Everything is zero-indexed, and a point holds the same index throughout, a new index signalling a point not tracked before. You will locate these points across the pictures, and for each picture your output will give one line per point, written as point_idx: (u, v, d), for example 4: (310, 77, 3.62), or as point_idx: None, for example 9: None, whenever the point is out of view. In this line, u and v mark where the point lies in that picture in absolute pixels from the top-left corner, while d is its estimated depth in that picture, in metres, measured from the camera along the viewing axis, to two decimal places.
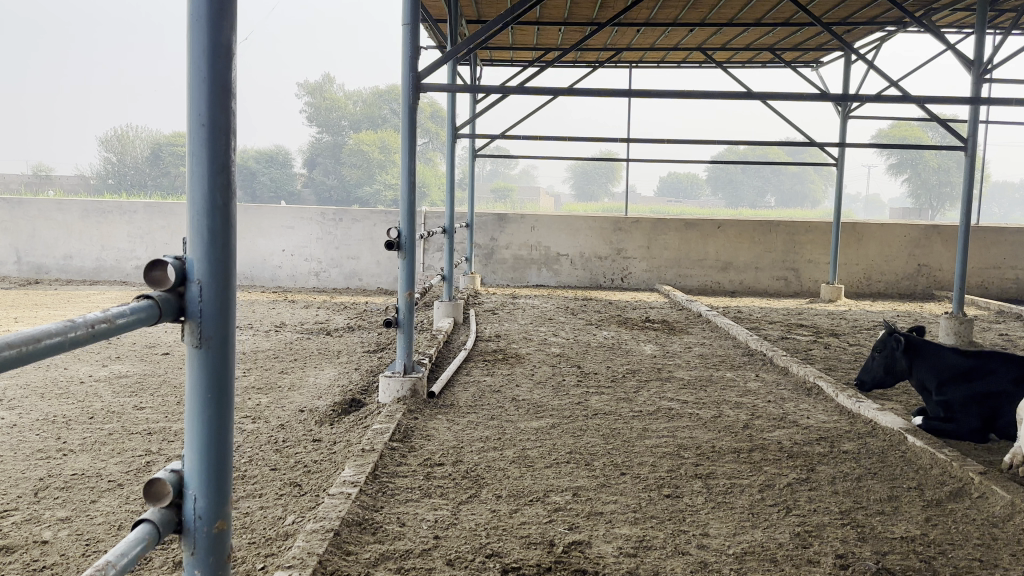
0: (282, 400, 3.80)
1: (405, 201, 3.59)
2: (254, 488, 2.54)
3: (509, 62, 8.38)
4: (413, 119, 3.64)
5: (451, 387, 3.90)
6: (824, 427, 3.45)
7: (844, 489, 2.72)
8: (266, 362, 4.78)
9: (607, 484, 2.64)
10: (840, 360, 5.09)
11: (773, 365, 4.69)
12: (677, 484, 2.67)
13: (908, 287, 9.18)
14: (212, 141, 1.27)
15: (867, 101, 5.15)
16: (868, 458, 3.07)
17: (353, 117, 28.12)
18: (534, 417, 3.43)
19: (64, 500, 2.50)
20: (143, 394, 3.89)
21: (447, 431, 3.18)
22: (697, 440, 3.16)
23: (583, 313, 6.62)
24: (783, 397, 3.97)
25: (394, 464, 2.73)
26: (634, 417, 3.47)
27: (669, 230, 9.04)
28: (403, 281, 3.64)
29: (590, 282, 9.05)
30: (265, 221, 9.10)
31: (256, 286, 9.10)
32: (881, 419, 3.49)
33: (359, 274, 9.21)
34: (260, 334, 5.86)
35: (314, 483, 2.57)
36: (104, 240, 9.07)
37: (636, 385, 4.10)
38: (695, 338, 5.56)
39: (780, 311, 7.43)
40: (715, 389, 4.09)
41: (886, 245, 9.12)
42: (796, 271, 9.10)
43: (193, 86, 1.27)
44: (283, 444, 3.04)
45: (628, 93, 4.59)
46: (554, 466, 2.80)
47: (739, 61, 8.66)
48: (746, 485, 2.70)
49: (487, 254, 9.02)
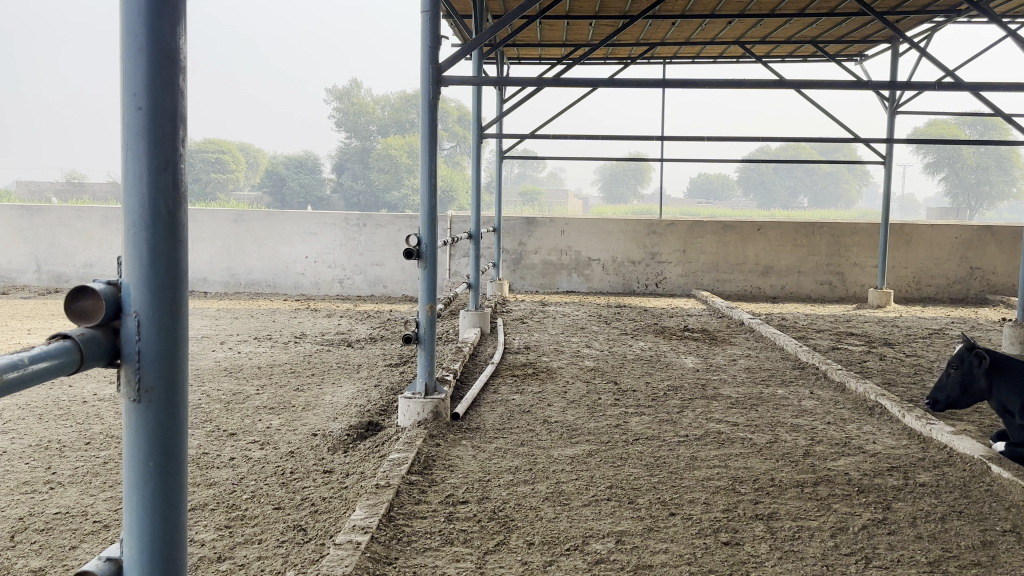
0: (294, 421, 3.51)
1: (426, 206, 3.27)
2: (253, 534, 2.25)
3: (537, 59, 8.06)
4: (434, 115, 3.31)
5: (478, 407, 3.59)
6: (895, 455, 3.07)
7: (930, 533, 2.34)
8: (282, 377, 4.50)
9: (655, 528, 2.30)
10: (898, 373, 4.69)
11: (827, 380, 4.31)
12: (736, 527, 2.33)
13: (961, 291, 8.69)
14: (152, 128, 0.97)
15: (927, 89, 4.74)
16: (950, 492, 2.68)
17: (381, 122, 27.96)
18: (570, 443, 3.10)
19: (40, 546, 2.23)
20: None
21: (472, 460, 2.86)
22: (754, 471, 2.82)
23: (618, 322, 6.26)
24: (843, 418, 3.59)
25: (412, 503, 2.42)
26: (680, 443, 3.13)
27: (706, 232, 8.65)
28: (424, 292, 3.32)
29: (623, 288, 8.70)
30: (287, 227, 8.86)
31: (279, 294, 8.89)
32: (958, 444, 3.10)
33: (384, 281, 8.94)
34: (278, 346, 5.60)
35: (320, 526, 2.26)
36: None
37: (679, 404, 3.75)
38: (740, 350, 5.19)
39: (826, 318, 7.02)
40: (766, 408, 3.72)
41: (935, 247, 8.65)
42: (841, 274, 8.67)
43: (126, 57, 0.97)
44: (291, 476, 2.75)
45: (670, 83, 4.23)
46: (594, 504, 2.47)
47: (779, 55, 8.25)
48: (815, 529, 2.35)
49: (515, 259, 8.70)
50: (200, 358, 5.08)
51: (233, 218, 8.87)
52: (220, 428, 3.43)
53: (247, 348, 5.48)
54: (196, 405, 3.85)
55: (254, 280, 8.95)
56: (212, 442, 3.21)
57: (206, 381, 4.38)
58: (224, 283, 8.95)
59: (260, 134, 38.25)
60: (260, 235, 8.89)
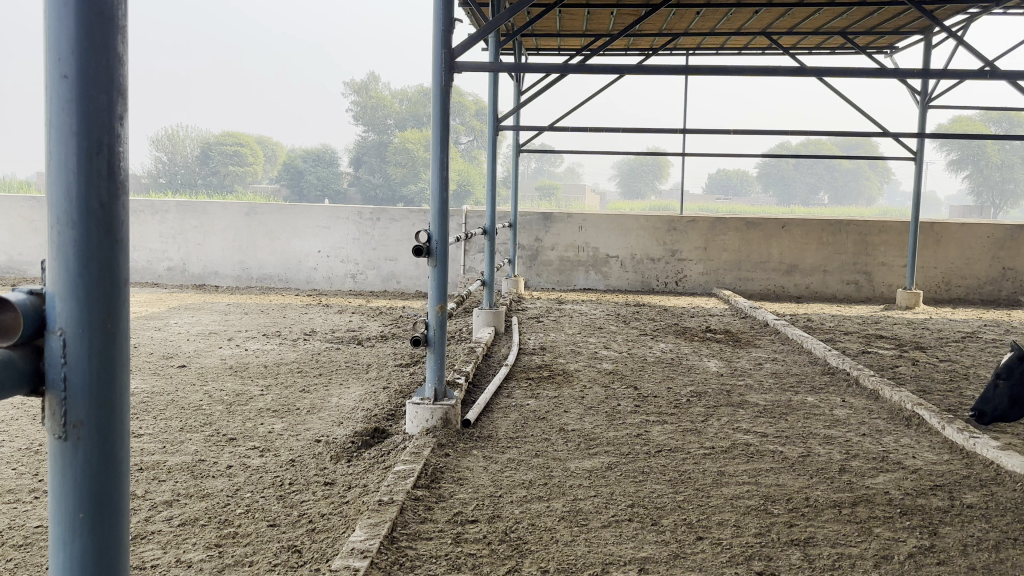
0: (297, 426, 3.34)
1: (436, 200, 3.08)
2: (244, 555, 2.07)
3: (556, 49, 7.84)
4: (445, 103, 3.10)
5: (490, 413, 3.40)
6: (938, 472, 2.85)
7: (983, 564, 2.12)
8: (289, 377, 4.34)
9: (681, 555, 2.11)
10: (932, 379, 4.45)
11: (859, 387, 4.09)
12: (771, 555, 2.13)
13: (992, 292, 8.40)
14: (82, 102, 0.83)
15: (967, 77, 4.48)
16: (1001, 515, 2.45)
17: (398, 115, 27.79)
18: (587, 455, 2.90)
19: (16, 564, 2.06)
20: (145, 418, 3.46)
21: (483, 472, 2.68)
22: (787, 489, 2.62)
23: (637, 322, 6.04)
24: (879, 429, 3.38)
25: (417, 523, 2.24)
26: (705, 456, 2.94)
27: (728, 229, 8.41)
28: (434, 291, 3.13)
29: (641, 286, 8.49)
30: (300, 221, 8.71)
31: (290, 288, 8.75)
32: (1006, 460, 2.87)
33: (397, 277, 8.77)
34: (286, 343, 5.44)
35: (316, 548, 2.09)
36: (137, 240, 8.82)
37: (703, 412, 3.55)
38: (765, 353, 4.98)
39: (853, 319, 6.78)
40: (796, 418, 3.51)
41: (967, 246, 8.36)
42: (868, 274, 8.41)
43: (51, 17, 0.83)
44: (289, 488, 2.57)
45: (697, 71, 4.00)
46: (614, 525, 2.29)
47: (806, 47, 8.00)
48: (856, 557, 2.14)
49: (531, 255, 8.50)
50: (206, 356, 4.93)
51: (245, 211, 8.73)
52: (220, 432, 3.26)
53: (254, 345, 5.33)
54: (197, 406, 3.69)
55: (266, 274, 8.82)
56: (210, 448, 3.04)
57: (209, 381, 4.23)
58: (236, 277, 8.82)
59: (277, 127, 38.18)
60: (273, 229, 8.75)
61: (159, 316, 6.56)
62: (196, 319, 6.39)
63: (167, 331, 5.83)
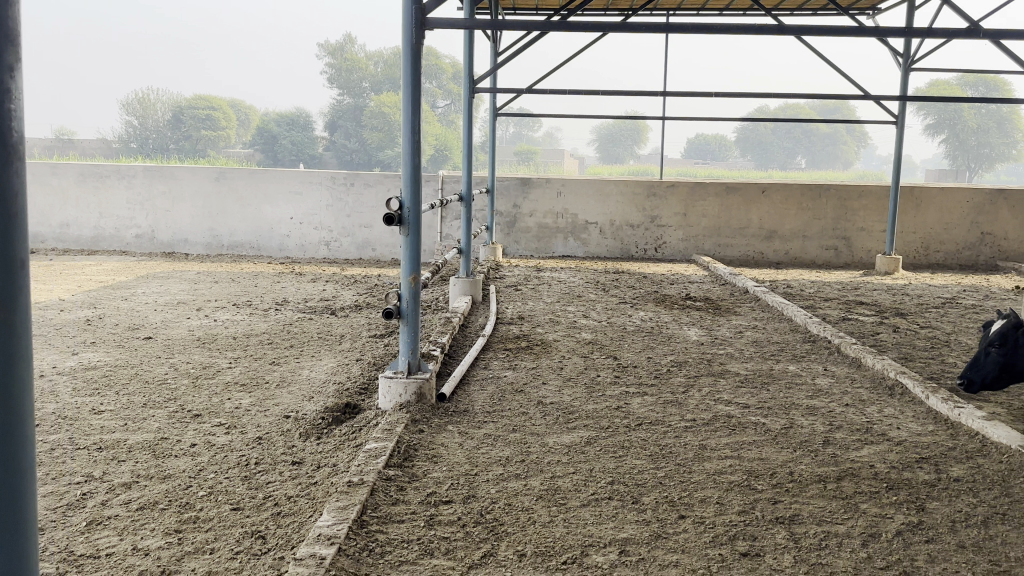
0: (266, 401, 3.22)
1: (407, 164, 2.94)
2: (205, 542, 1.97)
3: (534, 8, 7.64)
4: (417, 62, 2.94)
5: (466, 387, 3.30)
6: (923, 444, 2.80)
7: (973, 542, 2.05)
8: (259, 349, 4.20)
9: (663, 535, 2.04)
10: (914, 347, 4.42)
11: (841, 356, 4.04)
12: (755, 534, 2.06)
13: (970, 257, 8.42)
14: None
15: (957, 34, 4.37)
16: (988, 489, 2.40)
17: (374, 78, 27.21)
18: (565, 430, 2.81)
19: None
20: (107, 393, 3.33)
21: (459, 449, 2.59)
22: (770, 463, 2.56)
23: (616, 289, 5.97)
24: (862, 399, 3.32)
25: (388, 505, 2.14)
26: (687, 429, 2.86)
27: (708, 195, 8.31)
28: (407, 261, 2.99)
29: (620, 252, 8.40)
30: (271, 186, 8.50)
31: (262, 256, 8.56)
32: (991, 432, 2.82)
33: (372, 244, 8.60)
34: (257, 313, 5.29)
35: (282, 534, 1.99)
36: (102, 207, 8.57)
37: (684, 383, 3.48)
38: (746, 320, 4.92)
39: (833, 286, 6.74)
40: (779, 387, 3.46)
41: (946, 210, 8.34)
42: (847, 239, 8.38)
43: None
44: (256, 468, 2.46)
45: (680, 29, 3.86)
46: (593, 504, 2.21)
47: (788, 7, 7.86)
48: (843, 536, 2.07)
49: (509, 222, 8.37)
50: (173, 327, 4.77)
51: (214, 176, 8.49)
52: (183, 408, 3.13)
53: (224, 315, 5.18)
54: (162, 380, 3.56)
55: (237, 241, 8.62)
56: (173, 426, 2.91)
57: (176, 353, 4.08)
58: (206, 245, 8.61)
59: (252, 90, 37.30)
60: (243, 194, 8.53)
61: (125, 285, 6.36)
62: (164, 288, 6.20)
63: (135, 300, 5.65)
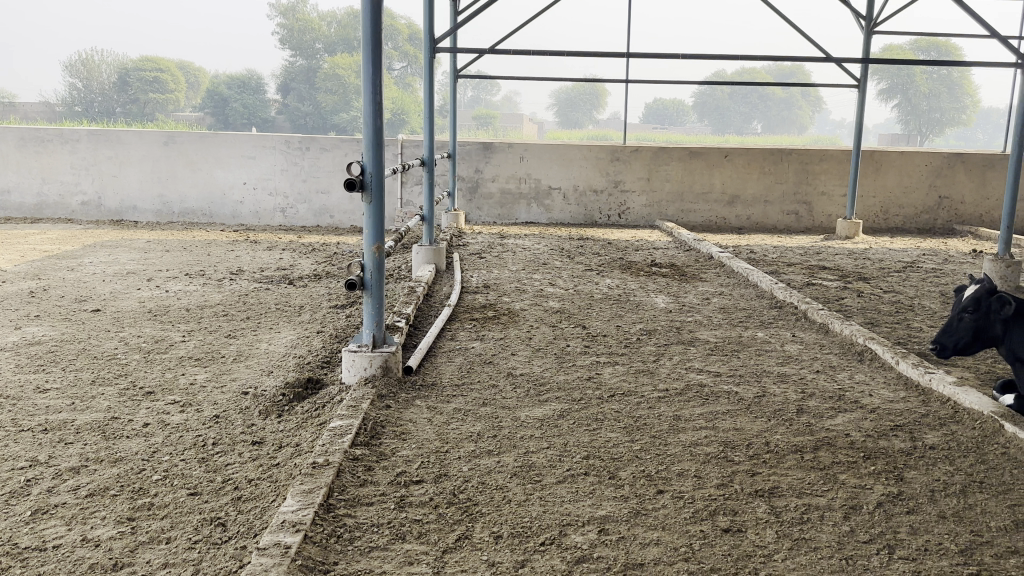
0: (222, 376, 3.08)
1: (369, 127, 2.77)
2: (161, 531, 1.85)
3: None
4: (378, 18, 2.76)
5: (433, 360, 3.19)
6: (895, 411, 2.78)
7: (952, 512, 2.03)
8: (213, 321, 4.03)
9: (643, 512, 1.98)
10: (878, 311, 4.42)
11: (807, 321, 4.02)
12: (735, 508, 2.01)
13: (927, 221, 8.53)
14: None
15: None
16: (963, 456, 2.39)
17: (327, 40, 26.50)
18: (537, 403, 2.73)
19: None
20: (52, 370, 3.15)
21: (427, 425, 2.49)
22: (746, 434, 2.51)
23: (581, 256, 5.88)
24: (832, 365, 3.31)
25: (356, 487, 2.04)
26: (660, 400, 2.81)
27: (671, 159, 8.26)
28: (370, 230, 2.84)
29: (584, 218, 8.32)
30: (223, 150, 8.20)
31: (215, 223, 8.29)
32: (963, 398, 2.81)
33: (330, 210, 8.39)
34: (211, 283, 5.08)
35: (245, 520, 1.88)
36: (45, 172, 8.19)
37: (654, 351, 3.42)
38: (712, 287, 4.88)
39: (795, 250, 6.75)
40: (749, 355, 3.42)
41: (905, 174, 8.40)
42: (808, 204, 8.42)
43: None
44: (213, 449, 2.33)
45: None
46: (570, 481, 2.14)
47: None
48: (824, 508, 2.03)
49: (472, 187, 8.22)
50: (122, 298, 4.56)
51: (163, 140, 8.14)
52: (135, 385, 2.97)
53: (176, 286, 4.96)
54: (111, 355, 3.38)
55: (189, 208, 8.33)
56: (124, 405, 2.76)
57: (126, 326, 3.89)
58: (156, 212, 8.30)
59: None
60: (193, 159, 8.21)
61: (71, 255, 6.07)
62: (112, 258, 5.94)
63: (81, 271, 5.39)
